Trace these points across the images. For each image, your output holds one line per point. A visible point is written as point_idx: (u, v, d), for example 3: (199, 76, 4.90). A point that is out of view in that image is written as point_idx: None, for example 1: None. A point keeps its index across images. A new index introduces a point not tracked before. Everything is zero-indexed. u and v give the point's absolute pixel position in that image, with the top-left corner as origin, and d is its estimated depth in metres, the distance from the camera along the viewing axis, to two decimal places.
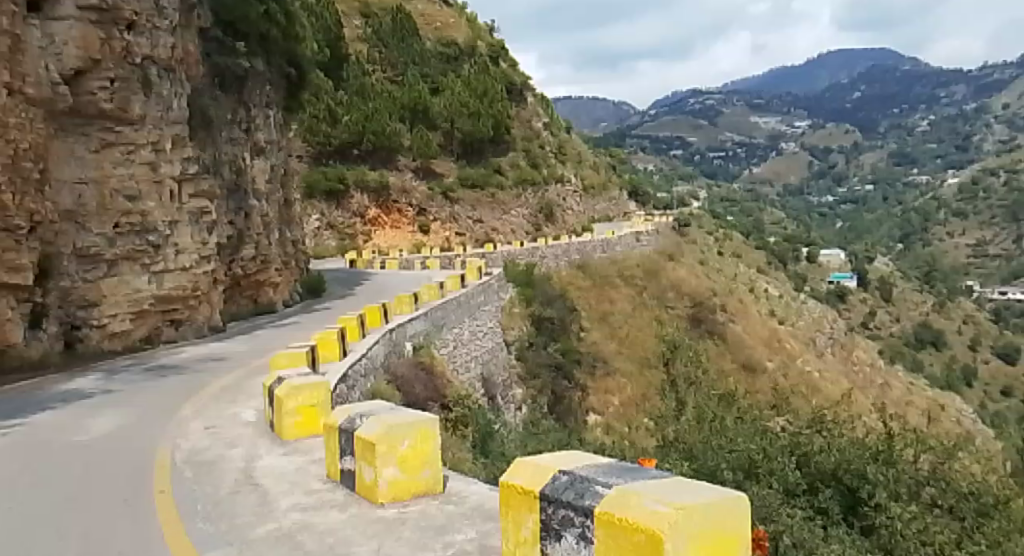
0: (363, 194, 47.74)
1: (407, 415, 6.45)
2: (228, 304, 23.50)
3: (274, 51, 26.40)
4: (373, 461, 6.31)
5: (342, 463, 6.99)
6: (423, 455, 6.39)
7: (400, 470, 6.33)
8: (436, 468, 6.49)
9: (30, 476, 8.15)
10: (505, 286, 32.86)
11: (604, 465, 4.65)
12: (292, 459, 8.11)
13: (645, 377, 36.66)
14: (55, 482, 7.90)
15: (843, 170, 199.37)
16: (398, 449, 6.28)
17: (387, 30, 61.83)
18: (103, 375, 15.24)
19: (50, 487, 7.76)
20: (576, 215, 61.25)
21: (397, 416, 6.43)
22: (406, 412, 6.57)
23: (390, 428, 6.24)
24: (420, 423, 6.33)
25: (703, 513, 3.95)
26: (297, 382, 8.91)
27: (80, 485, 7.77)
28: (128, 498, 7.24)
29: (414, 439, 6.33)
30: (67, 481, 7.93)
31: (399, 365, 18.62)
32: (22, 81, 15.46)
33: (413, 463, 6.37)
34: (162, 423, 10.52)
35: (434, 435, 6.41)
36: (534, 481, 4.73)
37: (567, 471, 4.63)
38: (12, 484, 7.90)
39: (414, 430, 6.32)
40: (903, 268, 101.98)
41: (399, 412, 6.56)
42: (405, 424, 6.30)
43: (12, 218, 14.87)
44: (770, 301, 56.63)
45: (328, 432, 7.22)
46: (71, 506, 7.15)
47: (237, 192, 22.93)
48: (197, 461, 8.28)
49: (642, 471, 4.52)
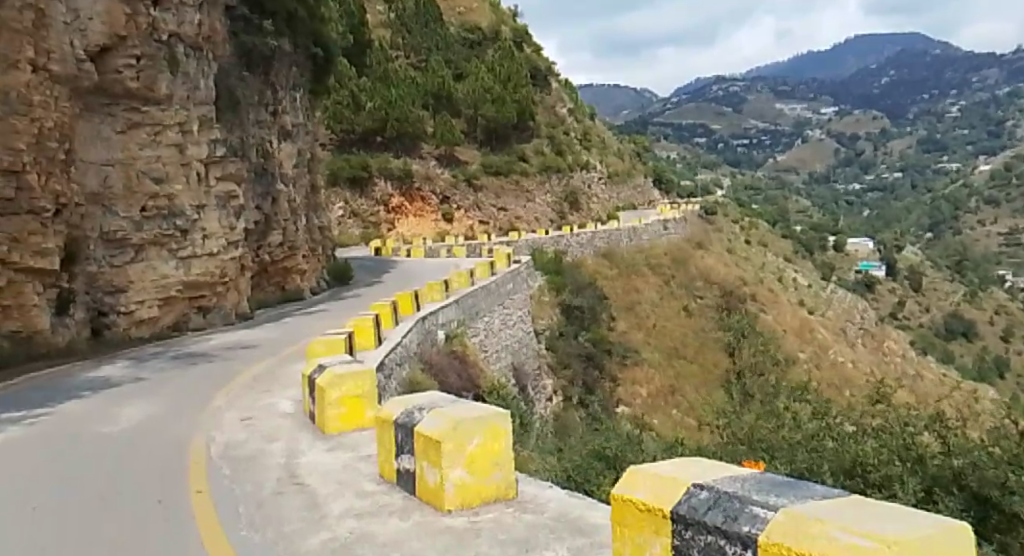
0: (386, 182, 47.16)
1: (474, 409, 5.55)
2: (256, 292, 23.01)
3: (301, 32, 25.82)
4: (438, 462, 5.40)
5: (398, 462, 6.06)
6: (494, 455, 5.49)
7: (468, 472, 5.42)
8: (508, 471, 5.59)
9: (54, 473, 7.52)
10: (534, 275, 32.20)
11: (747, 480, 4.04)
12: (333, 451, 7.52)
13: (674, 369, 35.94)
14: (82, 479, 7.28)
15: (870, 157, 196.89)
16: (466, 448, 5.37)
17: (411, 15, 61.17)
18: (132, 363, 14.71)
19: (76, 485, 7.09)
20: (602, 203, 60.46)
21: (464, 411, 5.53)
22: (474, 406, 5.68)
23: (460, 425, 5.35)
24: (490, 419, 5.44)
25: (923, 548, 3.24)
26: (339, 371, 8.11)
27: (110, 482, 7.12)
28: (162, 498, 6.55)
29: (483, 438, 5.42)
30: (94, 478, 7.28)
31: (433, 354, 18.03)
32: (47, 57, 14.77)
33: (482, 464, 5.46)
34: (195, 414, 9.89)
35: (506, 434, 5.51)
36: (661, 497, 4.13)
37: (703, 484, 4.01)
38: (36, 480, 7.27)
39: (483, 426, 5.42)
40: (932, 256, 100.45)
41: (463, 407, 5.69)
42: (475, 420, 5.40)
43: (38, 200, 14.31)
44: (799, 291, 55.67)
45: (380, 428, 6.33)
46: (99, 505, 6.48)
47: (265, 175, 22.39)
48: (234, 457, 7.63)
49: (800, 486, 3.89)
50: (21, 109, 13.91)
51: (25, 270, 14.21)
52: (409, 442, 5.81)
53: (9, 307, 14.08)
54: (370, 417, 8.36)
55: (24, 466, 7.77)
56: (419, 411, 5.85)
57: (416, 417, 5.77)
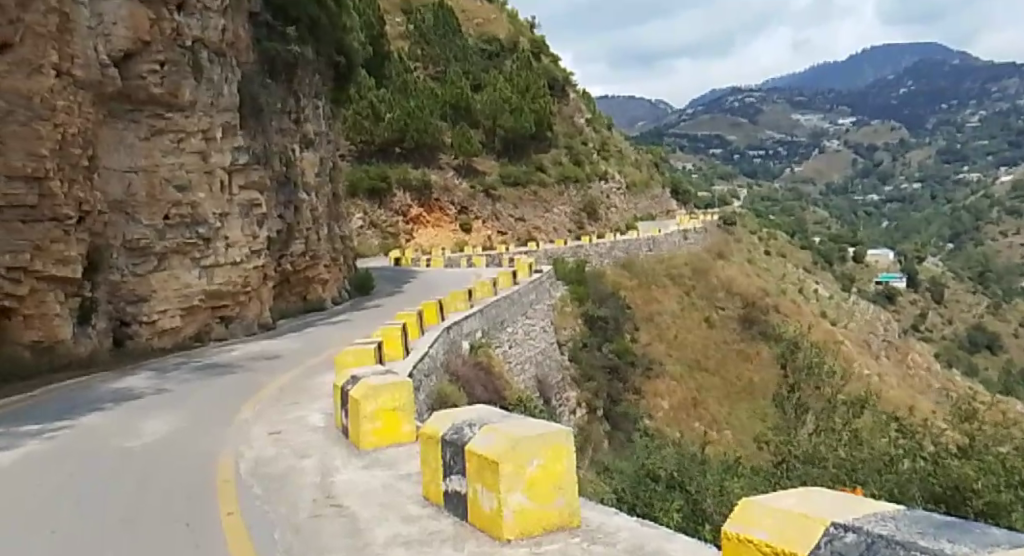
0: (405, 192, 46.95)
1: (532, 427, 4.99)
2: (278, 301, 22.72)
3: (324, 39, 25.61)
4: (496, 485, 4.83)
5: (447, 483, 5.43)
6: (555, 478, 4.90)
7: (528, 497, 4.84)
8: (571, 497, 4.99)
9: (74, 493, 7.07)
10: (556, 285, 31.80)
11: (899, 519, 3.65)
12: (364, 459, 7.17)
13: (696, 381, 35.44)
14: (102, 501, 6.80)
15: (889, 168, 195.54)
16: (526, 470, 4.80)
17: (429, 26, 61.08)
18: (155, 373, 14.39)
19: (97, 506, 6.65)
20: (621, 213, 60.09)
21: (522, 428, 4.97)
22: (532, 423, 5.12)
23: (518, 444, 4.80)
24: (551, 438, 4.88)
25: None
26: (375, 382, 7.43)
27: (134, 504, 6.63)
28: (191, 520, 6.02)
29: (544, 459, 4.85)
30: (116, 499, 6.80)
31: (460, 365, 17.67)
32: (70, 62, 14.51)
33: (543, 488, 4.87)
34: (220, 428, 9.47)
35: (568, 455, 4.94)
36: (793, 539, 3.81)
37: (847, 525, 3.67)
38: (54, 502, 6.83)
39: (544, 446, 4.85)
40: (954, 267, 99.47)
41: (520, 423, 5.13)
42: (534, 439, 4.84)
43: (61, 207, 14.00)
44: (820, 302, 54.95)
45: (425, 444, 5.68)
46: (121, 530, 5.99)
47: (287, 184, 22.10)
48: (265, 473, 7.11)
49: (969, 528, 3.49)
50: (45, 114, 13.64)
51: (47, 279, 13.94)
52: (459, 463, 5.23)
53: (31, 316, 13.80)
54: (407, 432, 7.68)
55: (42, 486, 7.34)
56: (470, 427, 5.29)
57: (468, 434, 5.22)
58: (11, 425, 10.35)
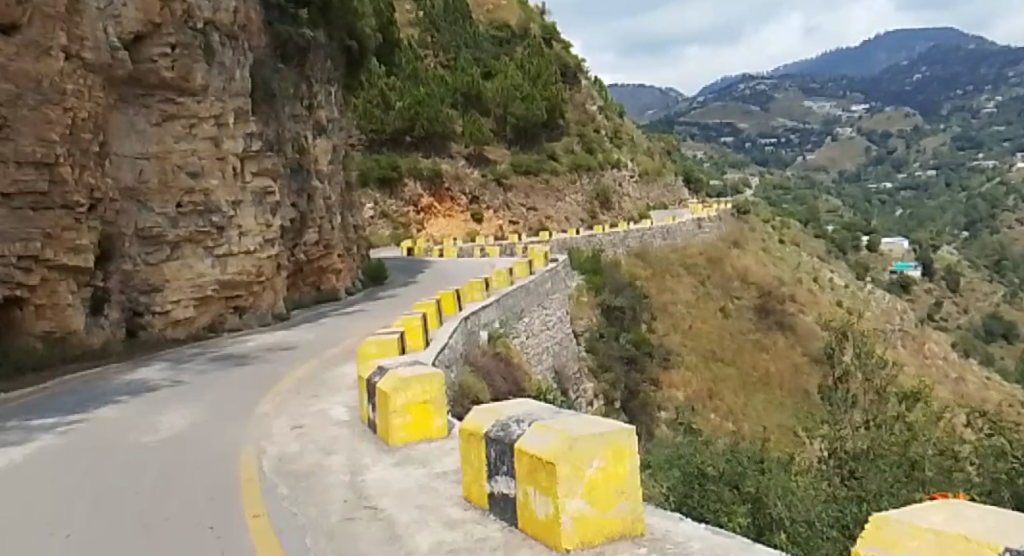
0: (416, 182, 46.54)
1: (590, 424, 4.28)
2: (291, 292, 22.33)
3: (336, 24, 25.17)
4: (550, 489, 4.11)
5: (490, 485, 4.78)
6: (618, 481, 4.16)
7: (588, 502, 4.11)
8: (635, 501, 4.24)
9: (90, 494, 6.65)
10: (572, 274, 31.33)
11: None
12: (393, 455, 6.75)
13: (712, 371, 34.96)
14: (118, 501, 6.38)
15: (902, 155, 194.05)
16: (585, 472, 4.08)
17: (439, 13, 60.54)
18: (168, 365, 14.00)
19: (113, 508, 6.23)
20: (633, 202, 59.52)
21: (581, 424, 4.27)
22: (592, 419, 4.41)
23: (576, 442, 4.08)
24: (611, 435, 4.15)
25: None
26: (405, 375, 7.05)
27: (154, 506, 6.21)
28: (215, 524, 5.59)
29: (605, 459, 4.13)
30: (134, 500, 6.38)
31: (478, 356, 17.26)
32: (80, 45, 14.11)
33: (606, 492, 4.13)
34: (240, 423, 9.03)
35: (632, 455, 4.20)
36: None
37: None
38: (70, 503, 6.43)
39: (604, 445, 4.13)
40: (970, 256, 98.58)
41: (578, 418, 4.43)
42: (593, 437, 4.12)
43: (70, 194, 13.57)
44: (835, 292, 54.39)
45: (464, 443, 5.09)
46: (141, 533, 5.57)
47: (300, 172, 21.67)
48: (292, 472, 6.68)
49: None
50: (54, 97, 13.23)
51: (58, 268, 13.58)
52: (505, 463, 4.53)
53: (42, 306, 13.46)
54: (438, 426, 7.23)
55: (57, 485, 6.95)
56: (517, 420, 4.62)
57: (515, 429, 4.52)
58: (22, 419, 9.99)
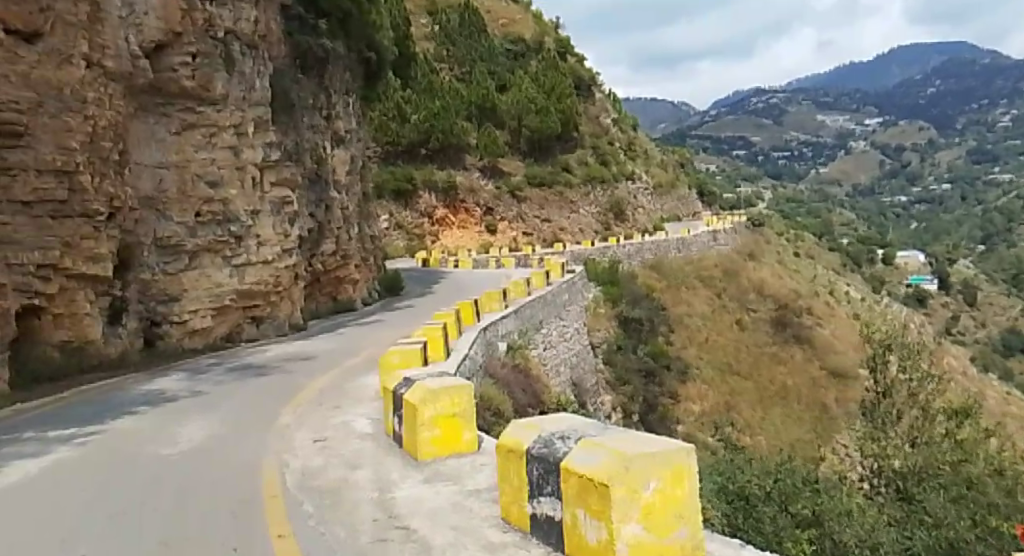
0: (430, 194, 46.56)
1: (645, 442, 3.92)
2: (308, 302, 22.20)
3: (354, 35, 25.13)
4: (603, 513, 3.74)
5: (531, 506, 4.54)
6: (676, 505, 3.78)
7: (645, 528, 3.72)
8: (695, 530, 3.84)
9: (109, 512, 6.46)
10: (589, 286, 31.13)
11: None
12: (423, 471, 6.56)
13: (728, 385, 34.66)
14: (137, 519, 6.21)
15: (917, 168, 193.14)
16: (642, 495, 3.71)
17: (455, 27, 60.64)
18: (187, 375, 13.86)
19: (131, 527, 6.02)
20: (648, 214, 59.28)
21: (635, 443, 3.90)
22: (649, 438, 4.05)
23: (632, 462, 3.71)
24: (669, 455, 3.78)
25: None
26: (434, 386, 6.85)
27: (173, 524, 6.02)
28: (239, 546, 5.38)
29: (663, 482, 3.75)
30: (152, 519, 6.18)
31: (498, 367, 17.08)
32: (101, 53, 14.03)
33: (663, 517, 3.75)
34: (260, 435, 8.86)
35: (693, 476, 3.81)
36: None
37: None
38: (88, 521, 6.24)
39: (662, 466, 3.76)
40: (988, 270, 97.75)
41: (630, 436, 4.11)
42: (651, 456, 3.75)
43: (90, 203, 13.45)
44: (851, 305, 54.02)
45: (502, 461, 4.86)
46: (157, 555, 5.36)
47: (318, 182, 21.57)
48: (318, 489, 6.48)
49: None
50: (74, 106, 13.13)
51: (77, 278, 13.48)
52: (550, 483, 4.28)
53: (61, 316, 13.36)
54: (468, 441, 7.01)
55: (74, 502, 6.77)
56: (562, 436, 4.38)
57: (561, 446, 4.28)
58: (39, 430, 9.85)
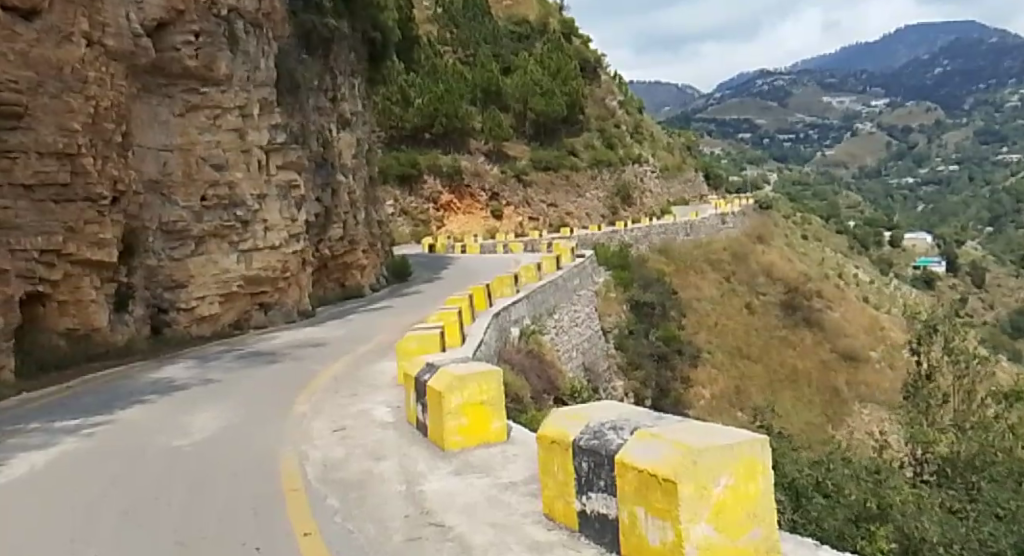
0: (435, 179, 46.09)
1: (711, 433, 3.51)
2: (316, 289, 21.83)
3: (358, 15, 24.64)
4: (667, 513, 3.35)
5: (579, 504, 4.16)
6: (748, 503, 3.39)
7: (715, 530, 3.33)
8: (769, 530, 3.45)
9: (121, 508, 6.07)
10: (599, 270, 30.69)
11: None
12: (451, 461, 6.18)
13: (739, 368, 34.27)
14: (152, 515, 5.82)
15: (924, 150, 191.96)
16: (711, 493, 3.31)
17: (458, 10, 59.98)
18: (196, 363, 13.50)
19: (145, 524, 5.63)
20: (655, 197, 58.74)
21: (703, 433, 3.49)
22: (713, 427, 3.65)
23: (699, 456, 3.30)
24: (741, 447, 3.37)
25: None
26: (460, 373, 6.49)
27: (190, 520, 5.65)
28: (261, 545, 4.99)
29: (734, 477, 3.36)
30: (167, 515, 5.80)
31: (512, 354, 16.68)
32: (101, 31, 13.62)
33: (734, 516, 3.36)
34: (275, 425, 8.48)
35: (765, 470, 3.42)
36: None
37: None
38: (98, 518, 5.85)
39: (732, 459, 3.36)
40: (995, 251, 97.10)
41: (692, 426, 3.73)
42: (720, 449, 3.34)
43: (93, 186, 13.05)
44: (861, 288, 53.51)
45: (545, 453, 4.48)
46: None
47: (325, 165, 21.13)
48: (340, 482, 6.10)
49: None
50: (75, 86, 12.73)
51: (81, 263, 13.09)
52: (602, 477, 3.89)
53: (65, 303, 12.99)
54: (497, 430, 6.61)
55: (83, 497, 6.38)
56: (614, 425, 3.99)
57: (614, 437, 3.89)
58: (45, 421, 9.48)
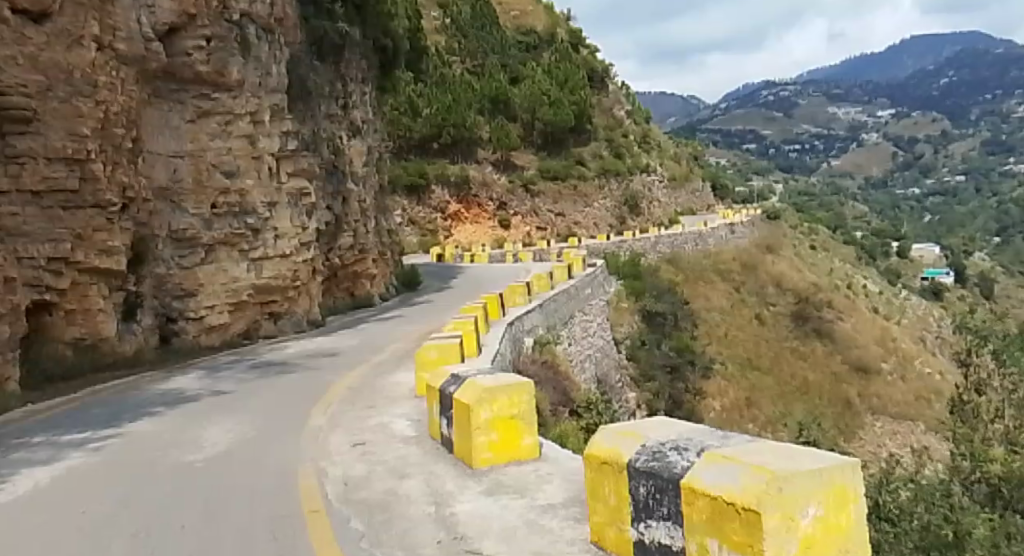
0: (443, 189, 45.90)
1: (792, 456, 3.24)
2: (326, 298, 21.51)
3: (369, 23, 24.38)
4: (749, 545, 3.07)
5: (636, 533, 3.84)
6: (839, 535, 3.12)
7: None
8: None
9: (131, 530, 5.72)
10: (610, 280, 30.34)
11: None
12: (482, 481, 5.84)
13: (749, 380, 33.72)
14: (164, 538, 5.49)
15: (930, 160, 191.43)
16: (799, 524, 3.04)
17: (466, 20, 59.76)
18: (205, 373, 13.18)
19: (157, 549, 5.27)
20: (663, 207, 58.35)
21: (783, 456, 3.21)
22: (791, 448, 3.38)
23: (786, 483, 3.03)
24: (831, 472, 3.11)
25: None
26: (490, 385, 6.19)
27: (204, 544, 5.29)
28: None
29: (822, 505, 3.10)
30: (180, 538, 5.44)
31: (528, 365, 16.32)
32: (112, 35, 13.34)
33: (824, 550, 3.10)
34: (290, 440, 8.15)
35: (856, 498, 3.17)
36: None
37: None
38: (105, 542, 5.49)
39: (821, 487, 3.10)
40: (1003, 262, 96.63)
41: (765, 447, 3.43)
42: (809, 476, 3.07)
43: (103, 193, 12.76)
44: (871, 298, 53.06)
45: (593, 475, 4.16)
46: None
47: (336, 173, 20.82)
48: (365, 503, 5.77)
49: None
50: (86, 90, 12.43)
51: (89, 272, 12.79)
52: (664, 503, 3.57)
53: (73, 312, 12.68)
54: (528, 446, 6.29)
55: (90, 518, 6.03)
56: (674, 446, 3.68)
57: (677, 459, 3.57)
58: (50, 434, 9.15)
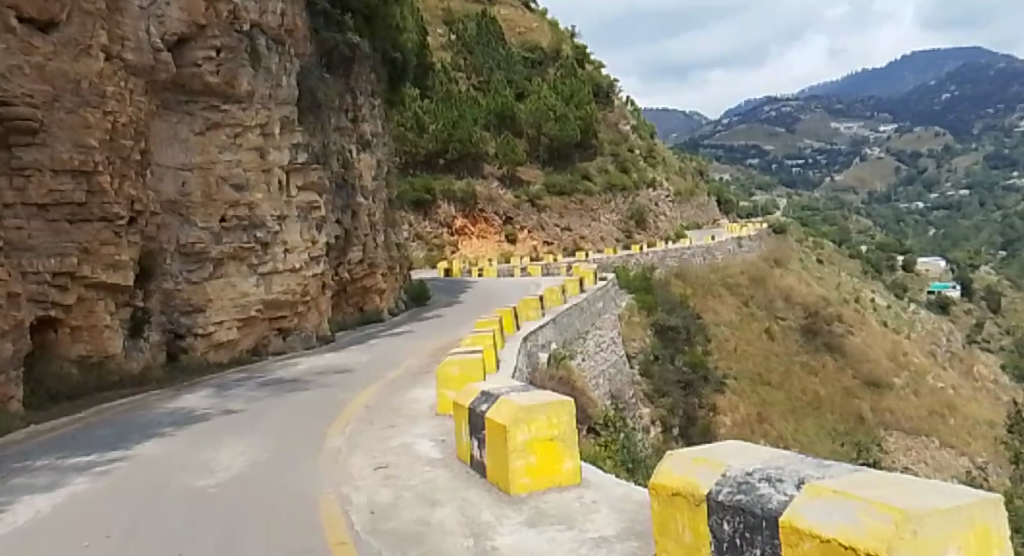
0: (450, 204, 45.65)
1: (920, 491, 2.93)
2: (335, 313, 21.11)
3: (378, 36, 24.09)
4: None
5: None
6: None
7: None
8: None
9: None
10: (622, 294, 29.95)
11: None
12: (522, 510, 5.45)
13: (760, 395, 32.92)
14: None
15: (934, 174, 191.00)
16: None
17: (472, 36, 59.57)
18: (214, 392, 12.76)
19: None
20: (670, 221, 57.93)
21: (911, 491, 2.91)
22: (911, 481, 3.08)
23: (920, 525, 2.73)
24: (969, 511, 2.80)
25: None
26: (529, 402, 5.82)
27: None
28: None
29: (962, 547, 2.79)
30: None
31: (545, 381, 15.90)
32: (121, 45, 12.99)
33: None
34: (307, 463, 7.73)
35: (1000, 538, 2.86)
36: None
37: None
38: None
39: (962, 527, 2.79)
40: (1010, 276, 96.01)
41: (878, 480, 3.13)
42: (944, 514, 2.76)
43: (111, 205, 12.39)
44: (879, 312, 52.58)
45: (663, 506, 3.84)
46: None
47: (345, 186, 20.47)
48: (398, 535, 5.36)
49: None
50: (93, 100, 12.09)
51: (95, 286, 12.41)
52: (759, 543, 3.26)
53: (78, 329, 12.30)
54: (570, 471, 5.90)
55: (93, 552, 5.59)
56: (765, 476, 3.36)
57: (772, 492, 3.26)
58: (54, 457, 8.76)
